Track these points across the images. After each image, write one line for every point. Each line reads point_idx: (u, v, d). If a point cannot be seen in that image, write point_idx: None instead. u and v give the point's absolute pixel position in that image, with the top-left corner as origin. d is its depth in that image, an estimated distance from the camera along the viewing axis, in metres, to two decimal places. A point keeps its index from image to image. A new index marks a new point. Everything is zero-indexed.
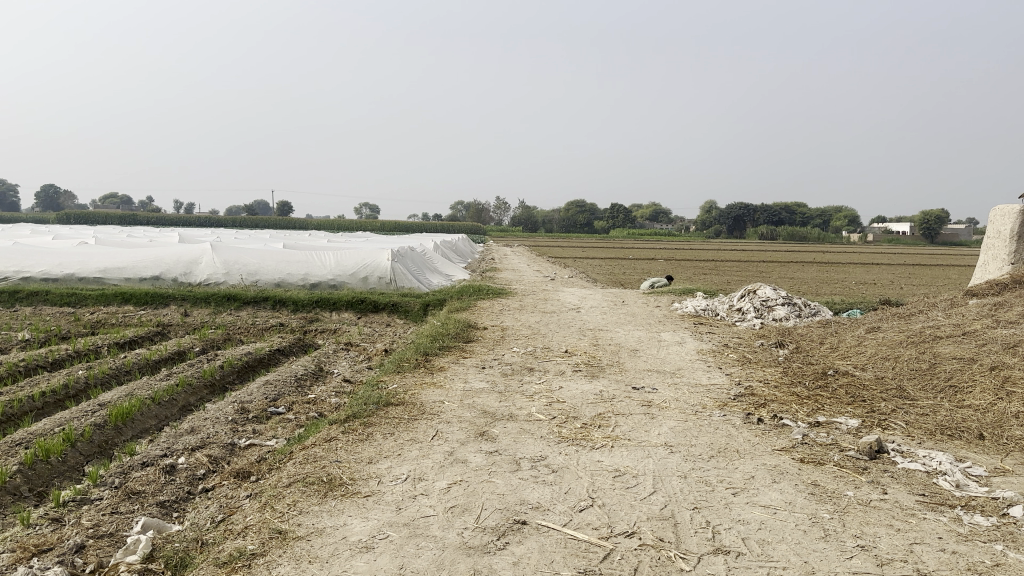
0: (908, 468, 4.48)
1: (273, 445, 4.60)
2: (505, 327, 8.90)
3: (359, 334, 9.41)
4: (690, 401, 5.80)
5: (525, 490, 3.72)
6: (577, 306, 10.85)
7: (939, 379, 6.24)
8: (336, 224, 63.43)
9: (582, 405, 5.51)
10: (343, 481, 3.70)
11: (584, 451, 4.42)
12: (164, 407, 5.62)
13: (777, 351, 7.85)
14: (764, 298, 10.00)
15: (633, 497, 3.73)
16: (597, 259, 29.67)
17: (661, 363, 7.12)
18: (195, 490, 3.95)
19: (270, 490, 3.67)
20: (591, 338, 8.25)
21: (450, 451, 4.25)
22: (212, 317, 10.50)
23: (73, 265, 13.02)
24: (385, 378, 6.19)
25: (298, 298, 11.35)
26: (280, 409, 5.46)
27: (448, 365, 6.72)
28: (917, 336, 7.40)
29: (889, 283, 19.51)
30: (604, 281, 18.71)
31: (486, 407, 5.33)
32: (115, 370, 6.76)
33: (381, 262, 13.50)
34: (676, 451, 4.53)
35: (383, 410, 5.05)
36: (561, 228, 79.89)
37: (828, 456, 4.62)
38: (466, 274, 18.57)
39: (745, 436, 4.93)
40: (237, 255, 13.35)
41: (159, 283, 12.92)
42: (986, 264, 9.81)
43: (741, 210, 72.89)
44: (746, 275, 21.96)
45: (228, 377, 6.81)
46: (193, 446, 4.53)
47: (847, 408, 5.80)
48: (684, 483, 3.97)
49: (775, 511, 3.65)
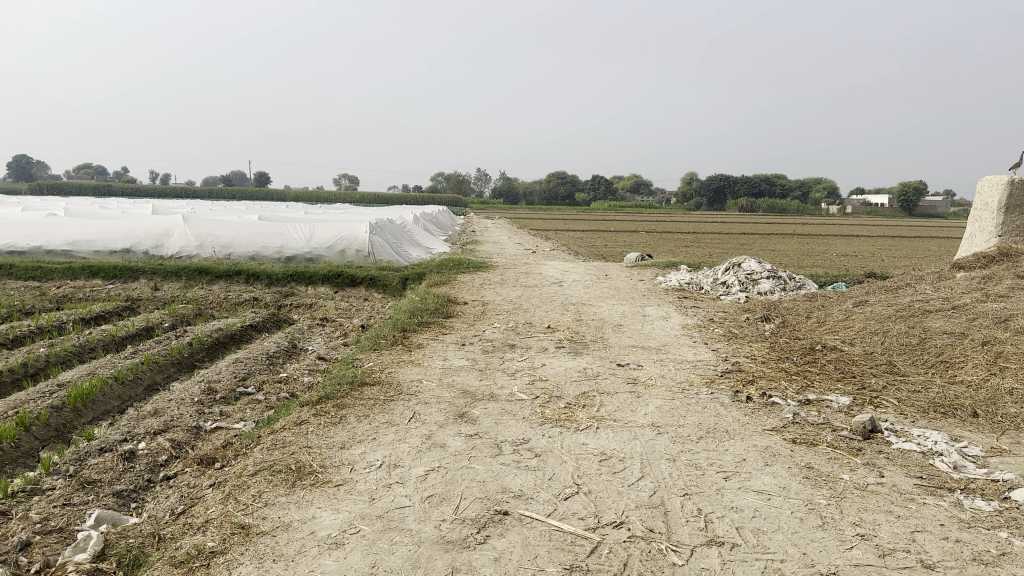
0: (903, 449, 4.33)
1: (240, 429, 4.36)
2: (486, 302, 8.68)
3: (335, 309, 9.14)
4: (676, 378, 5.61)
5: (507, 476, 3.51)
6: (559, 280, 10.63)
7: (930, 354, 6.10)
8: (315, 196, 62.63)
9: (565, 384, 5.31)
10: (312, 469, 3.47)
11: (569, 434, 4.22)
12: (128, 387, 5.35)
13: (763, 325, 7.69)
14: (748, 271, 9.83)
15: (621, 482, 3.54)
16: (578, 231, 29.52)
17: (646, 339, 6.92)
18: (155, 479, 3.70)
19: (235, 479, 3.43)
20: (574, 313, 8.06)
21: (428, 434, 4.04)
22: (183, 292, 10.18)
23: (40, 237, 12.59)
24: (360, 355, 5.95)
25: (272, 272, 11.04)
26: (250, 389, 5.20)
27: (427, 341, 6.50)
28: (906, 310, 7.26)
29: (870, 255, 19.49)
30: (587, 254, 18.47)
31: (465, 386, 5.11)
32: (78, 347, 6.46)
33: (359, 235, 13.18)
34: (664, 432, 4.34)
35: (357, 391, 4.82)
36: (542, 200, 79.48)
37: (821, 437, 4.45)
38: (446, 247, 18.28)
39: (734, 415, 4.75)
40: (210, 228, 12.97)
41: (129, 256, 12.54)
42: (973, 236, 9.71)
43: (722, 182, 72.86)
44: (729, 247, 21.92)
45: (197, 355, 6.53)
46: (155, 430, 4.28)
47: (837, 384, 5.65)
48: (674, 467, 3.78)
49: (769, 497, 3.48)
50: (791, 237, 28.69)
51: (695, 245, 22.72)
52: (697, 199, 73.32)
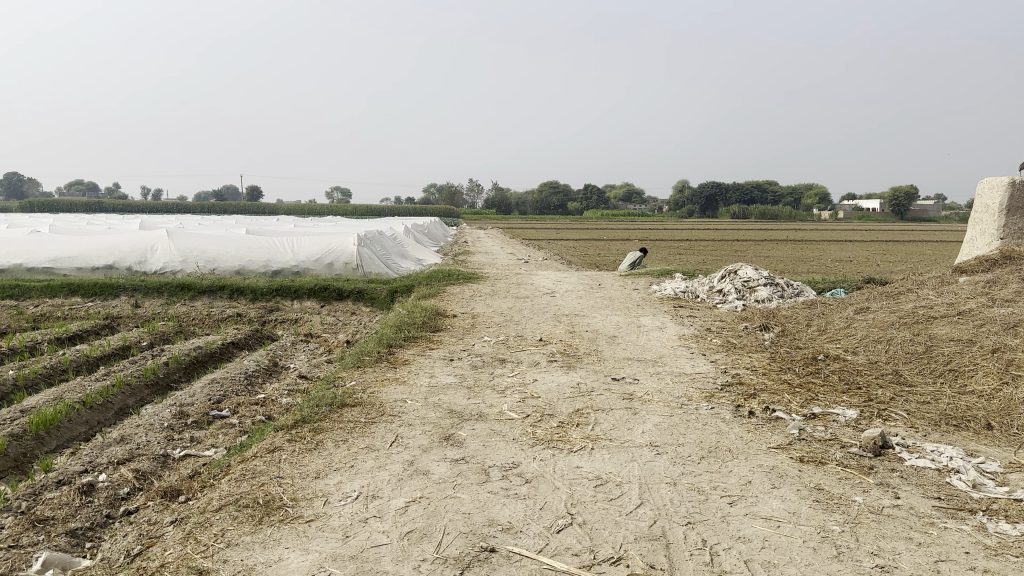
0: (917, 466, 4.07)
1: (211, 456, 4.08)
2: (476, 314, 8.42)
3: (321, 324, 8.86)
4: (675, 393, 5.35)
5: (494, 507, 3.23)
6: (552, 290, 10.36)
7: (937, 363, 5.85)
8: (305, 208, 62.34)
9: (558, 401, 5.04)
10: (283, 503, 3.19)
11: (562, 456, 3.95)
12: (97, 412, 5.05)
13: (763, 334, 7.44)
14: (745, 279, 9.59)
15: (618, 511, 3.26)
16: (571, 241, 29.32)
17: (642, 351, 6.66)
18: (115, 514, 3.40)
19: (198, 515, 3.15)
20: (567, 324, 7.79)
21: (410, 460, 3.76)
22: (164, 309, 9.88)
23: (20, 254, 12.26)
24: (343, 374, 5.66)
25: (257, 286, 10.74)
26: (224, 412, 4.92)
27: (414, 357, 6.22)
28: (909, 317, 7.02)
29: (866, 262, 18.97)
30: (580, 263, 18.24)
31: (453, 405, 4.84)
32: (49, 369, 6.15)
33: (347, 247, 12.94)
34: (664, 453, 4.07)
35: (337, 413, 4.53)
36: (534, 210, 79.23)
37: (830, 455, 4.20)
38: (437, 258, 18.07)
39: (737, 432, 4.49)
40: (195, 242, 12.69)
41: (112, 272, 12.23)
42: (974, 240, 9.49)
43: (714, 189, 72.85)
44: (722, 254, 21.68)
45: (173, 376, 6.24)
46: (119, 460, 3.99)
47: (843, 396, 5.39)
48: (674, 492, 3.52)
49: (779, 524, 3.22)
50: (785, 244, 28.45)
51: (687, 252, 22.53)
52: (690, 206, 73.30)
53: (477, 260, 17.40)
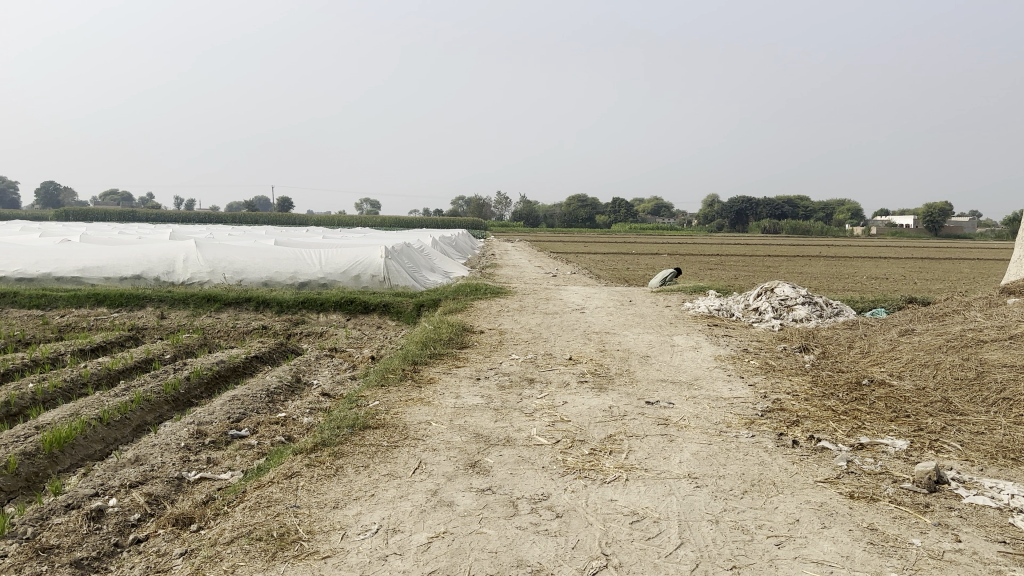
0: (976, 505, 3.76)
1: (226, 480, 3.92)
2: (504, 330, 8.22)
3: (346, 339, 8.72)
4: (712, 419, 5.09)
5: (522, 545, 3.01)
6: (581, 307, 10.13)
7: (990, 390, 5.53)
8: (335, 219, 62.95)
9: (589, 426, 4.80)
10: (297, 537, 3.00)
11: (594, 488, 3.72)
12: (113, 429, 4.91)
13: (802, 356, 7.14)
14: (782, 297, 9.29)
15: (656, 552, 3.03)
16: (600, 255, 29.14)
17: (676, 372, 6.41)
18: (124, 543, 3.24)
19: (208, 548, 2.96)
20: (597, 343, 7.56)
21: (433, 490, 3.56)
22: (190, 321, 9.81)
23: (50, 263, 12.32)
24: (366, 392, 5.48)
25: (283, 299, 10.64)
26: (243, 431, 4.75)
27: (439, 376, 6.03)
28: (958, 340, 6.69)
29: (903, 279, 18.60)
30: (608, 278, 17.96)
31: (478, 428, 4.62)
32: (69, 383, 6.06)
33: (375, 260, 12.83)
34: (703, 486, 3.83)
35: (358, 435, 4.34)
36: (562, 222, 79.12)
37: (882, 490, 3.92)
38: (464, 271, 17.94)
39: (781, 464, 4.23)
40: (223, 253, 12.64)
41: (140, 282, 12.22)
42: (1022, 259, 9.11)
43: (744, 204, 72.28)
44: (754, 270, 21.36)
45: (195, 391, 6.11)
46: (132, 483, 3.83)
47: (891, 425, 5.09)
48: (717, 531, 3.27)
49: (831, 570, 2.96)
50: (817, 259, 28.12)
51: (718, 268, 22.23)
52: (719, 221, 72.69)
53: (505, 274, 17.23)
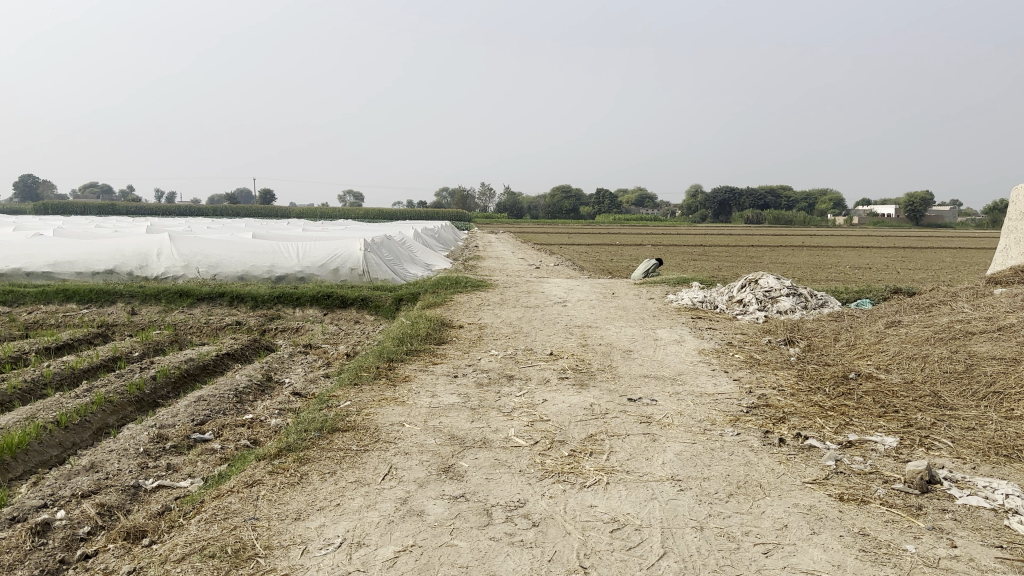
0: (970, 506, 3.61)
1: (185, 488, 3.71)
2: (484, 324, 8.04)
3: (322, 334, 8.50)
4: (696, 416, 4.92)
5: (496, 560, 2.82)
6: (563, 299, 9.96)
7: (980, 384, 5.40)
8: (317, 212, 62.51)
9: (569, 425, 4.62)
10: (255, 553, 2.80)
11: (573, 493, 3.53)
12: (72, 433, 4.68)
13: (788, 350, 7.00)
14: (767, 288, 9.14)
15: (637, 564, 2.85)
16: (583, 246, 29.05)
17: (660, 367, 6.25)
18: (70, 559, 3.02)
19: (157, 567, 2.75)
20: (579, 337, 7.38)
21: (404, 498, 3.36)
22: (161, 317, 9.54)
23: (18, 258, 11.92)
24: (338, 392, 5.26)
25: (258, 293, 10.38)
26: (207, 435, 4.54)
27: (415, 373, 5.83)
28: (945, 332, 6.56)
29: (885, 269, 18.57)
30: (591, 270, 17.75)
31: (454, 430, 4.43)
32: (29, 384, 5.80)
33: (353, 252, 12.61)
34: (687, 489, 3.66)
35: (327, 439, 4.14)
36: (546, 213, 78.99)
37: (872, 492, 3.77)
38: (446, 263, 17.72)
39: (767, 464, 4.07)
40: (197, 247, 12.35)
41: (113, 277, 11.91)
42: (1007, 248, 9.01)
43: (727, 195, 72.51)
44: (738, 261, 21.28)
45: (161, 391, 5.88)
46: (85, 492, 3.61)
47: (879, 422, 4.95)
48: (702, 540, 3.10)
49: None
50: (801, 249, 28.07)
51: (703, 258, 22.11)
52: (703, 211, 72.76)
53: (488, 266, 17.02)
